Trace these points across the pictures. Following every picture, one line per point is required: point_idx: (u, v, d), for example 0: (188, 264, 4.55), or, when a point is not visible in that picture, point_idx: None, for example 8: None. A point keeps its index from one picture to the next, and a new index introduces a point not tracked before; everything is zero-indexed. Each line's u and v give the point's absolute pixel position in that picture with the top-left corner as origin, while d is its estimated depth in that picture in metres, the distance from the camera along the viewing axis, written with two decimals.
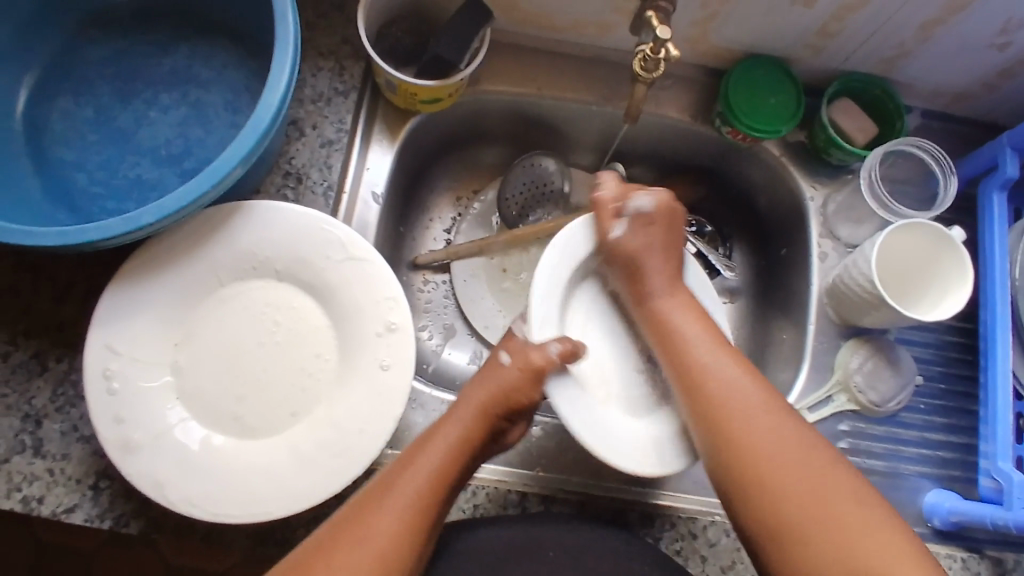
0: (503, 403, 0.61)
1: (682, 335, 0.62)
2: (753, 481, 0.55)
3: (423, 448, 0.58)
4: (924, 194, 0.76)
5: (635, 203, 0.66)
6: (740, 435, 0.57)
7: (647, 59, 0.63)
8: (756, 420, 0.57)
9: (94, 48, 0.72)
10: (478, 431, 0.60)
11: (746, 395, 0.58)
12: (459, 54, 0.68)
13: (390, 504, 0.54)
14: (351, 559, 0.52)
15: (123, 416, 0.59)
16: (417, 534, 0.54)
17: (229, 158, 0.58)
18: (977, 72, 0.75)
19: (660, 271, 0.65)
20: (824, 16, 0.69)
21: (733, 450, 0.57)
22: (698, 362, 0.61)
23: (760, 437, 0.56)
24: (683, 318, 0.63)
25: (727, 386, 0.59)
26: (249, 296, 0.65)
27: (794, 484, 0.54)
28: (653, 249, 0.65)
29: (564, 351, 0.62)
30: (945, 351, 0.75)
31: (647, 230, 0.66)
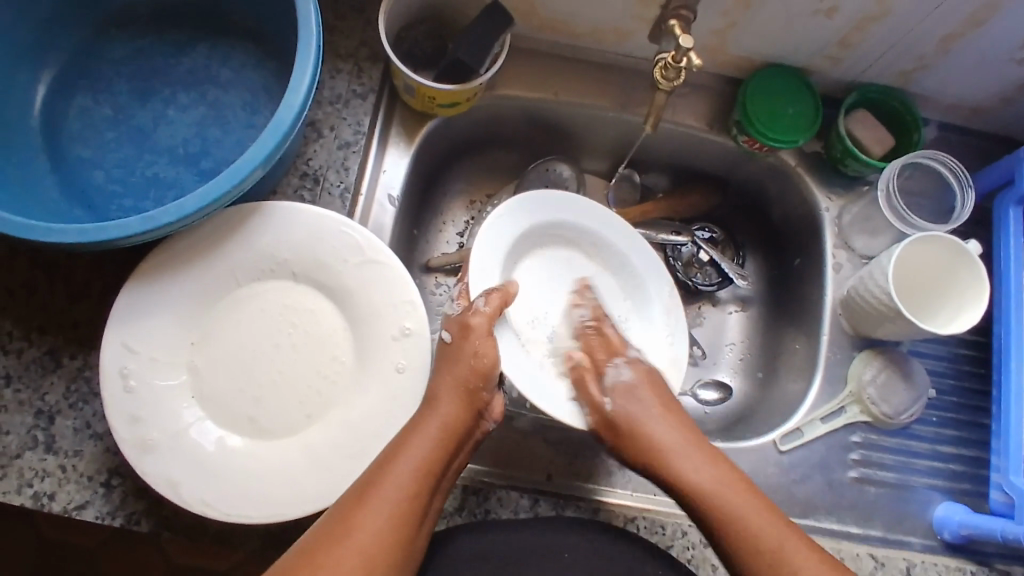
0: (472, 372, 0.62)
1: (646, 430, 0.63)
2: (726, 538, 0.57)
3: (406, 442, 0.57)
4: (940, 207, 0.76)
5: (614, 369, 0.66)
6: (739, 521, 0.57)
7: (668, 67, 0.63)
8: (743, 507, 0.57)
9: (112, 45, 0.72)
10: (460, 417, 0.60)
11: (710, 474, 0.60)
12: (480, 58, 0.68)
13: (377, 503, 0.54)
14: (338, 554, 0.51)
15: (139, 414, 0.59)
16: (406, 529, 0.54)
17: (249, 161, 0.58)
18: (996, 86, 0.75)
19: (667, 436, 0.63)
20: (844, 27, 0.69)
21: (737, 541, 0.56)
22: (690, 476, 0.60)
23: (765, 534, 0.56)
24: (656, 421, 0.63)
25: (680, 460, 0.61)
26: (266, 297, 0.64)
27: (758, 540, 0.55)
28: (649, 410, 0.64)
29: (496, 303, 0.63)
30: (957, 364, 0.75)
31: (627, 399, 0.65)
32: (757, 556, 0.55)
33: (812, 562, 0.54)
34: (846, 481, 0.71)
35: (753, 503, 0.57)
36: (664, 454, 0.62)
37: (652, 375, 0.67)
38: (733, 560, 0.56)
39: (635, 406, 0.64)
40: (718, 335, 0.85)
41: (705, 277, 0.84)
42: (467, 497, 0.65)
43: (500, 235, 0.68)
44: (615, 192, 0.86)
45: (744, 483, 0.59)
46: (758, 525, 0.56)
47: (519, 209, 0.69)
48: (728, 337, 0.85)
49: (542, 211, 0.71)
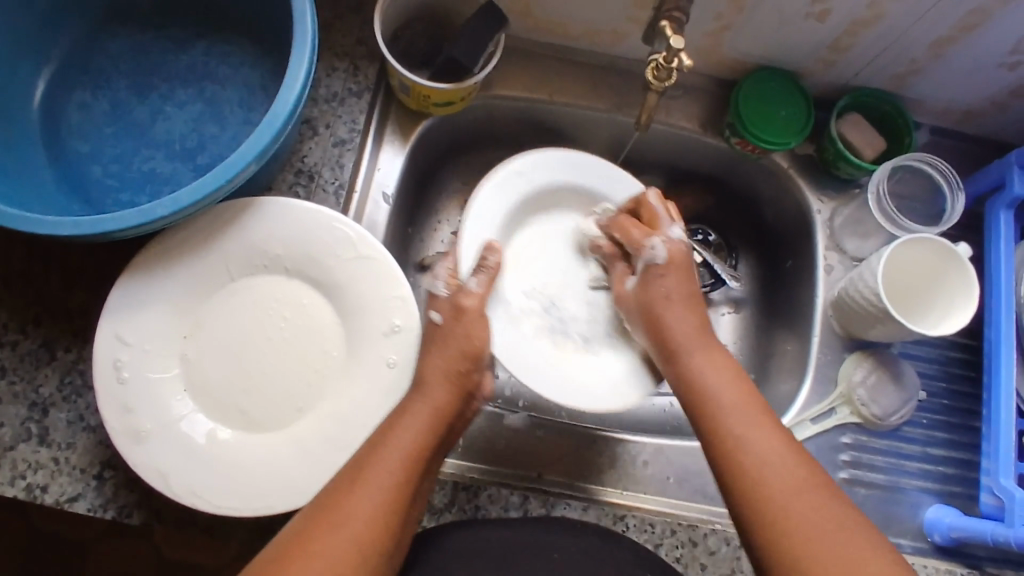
0: (463, 355, 0.62)
1: (661, 318, 0.64)
2: (718, 442, 0.55)
3: (394, 426, 0.57)
4: (932, 211, 0.76)
5: (649, 249, 0.66)
6: (733, 425, 0.55)
7: (660, 68, 0.64)
8: (753, 437, 0.54)
9: (111, 41, 0.73)
10: (450, 402, 0.60)
11: (719, 381, 0.59)
12: (473, 57, 0.69)
13: (367, 489, 0.52)
14: (332, 537, 0.49)
15: (132, 406, 0.59)
16: (398, 512, 0.52)
17: (243, 155, 0.58)
18: (987, 91, 0.75)
19: (686, 327, 0.63)
20: (836, 31, 0.70)
21: (724, 443, 0.55)
22: (711, 381, 0.59)
23: (745, 430, 0.55)
24: (670, 312, 0.64)
25: (692, 358, 0.61)
26: (259, 292, 0.65)
27: (757, 457, 0.53)
28: (677, 291, 0.65)
29: (485, 284, 0.66)
30: (948, 366, 0.75)
31: (653, 280, 0.66)
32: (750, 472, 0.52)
33: (807, 486, 0.51)
34: (836, 482, 0.71)
35: (754, 415, 0.56)
36: (682, 352, 0.62)
37: (680, 252, 0.67)
38: (719, 470, 0.55)
39: (658, 288, 0.65)
40: None
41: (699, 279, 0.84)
42: (457, 493, 0.66)
43: (497, 208, 0.70)
44: None
45: (752, 394, 0.58)
46: (754, 449, 0.53)
47: (526, 170, 0.72)
48: (722, 338, 0.85)
49: (547, 174, 0.73)
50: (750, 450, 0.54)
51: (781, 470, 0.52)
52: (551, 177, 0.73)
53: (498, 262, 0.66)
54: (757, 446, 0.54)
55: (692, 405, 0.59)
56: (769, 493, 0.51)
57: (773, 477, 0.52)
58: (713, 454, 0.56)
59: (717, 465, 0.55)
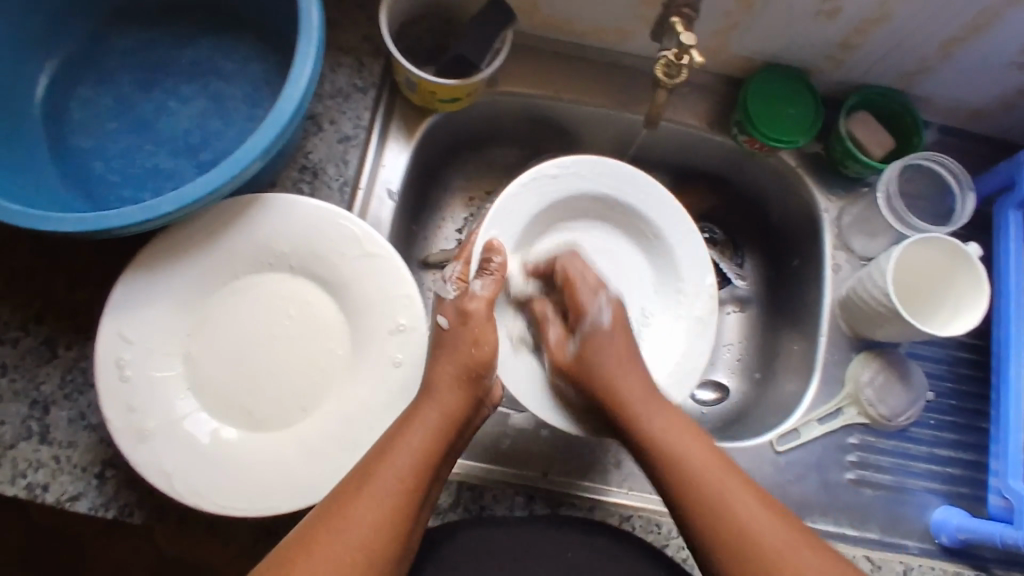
0: (472, 361, 0.61)
1: (602, 361, 0.62)
2: (683, 492, 0.55)
3: (404, 430, 0.56)
4: (941, 210, 0.75)
5: (594, 314, 0.65)
6: (705, 495, 0.54)
7: (669, 66, 0.64)
8: (711, 471, 0.55)
9: (114, 35, 0.72)
10: (461, 406, 0.59)
11: (664, 420, 0.59)
12: (480, 54, 0.68)
13: (370, 495, 0.52)
14: (334, 544, 0.50)
15: (136, 404, 0.59)
16: (404, 518, 0.52)
17: (249, 151, 0.58)
18: (997, 90, 0.74)
19: (632, 387, 0.61)
20: (846, 29, 0.69)
21: (704, 523, 0.53)
22: (668, 444, 0.57)
23: (717, 479, 0.55)
24: (610, 356, 0.63)
25: (637, 406, 0.60)
26: (263, 290, 0.64)
27: (723, 501, 0.53)
28: (615, 342, 0.64)
29: (491, 287, 0.64)
30: (956, 367, 0.75)
31: (597, 344, 0.64)
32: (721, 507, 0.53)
33: (794, 534, 0.52)
34: (843, 483, 0.71)
35: (710, 458, 0.56)
36: (633, 409, 0.60)
37: (618, 314, 0.66)
38: (679, 504, 0.56)
39: (608, 359, 0.63)
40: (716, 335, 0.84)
41: None
42: (462, 493, 0.65)
43: (519, 210, 0.69)
44: None
45: (704, 438, 0.58)
46: (718, 484, 0.54)
47: (561, 173, 0.70)
48: (726, 338, 0.84)
49: (581, 182, 0.71)
50: (735, 509, 0.53)
51: (763, 526, 0.52)
52: (583, 187, 0.71)
53: (501, 265, 0.65)
54: (735, 505, 0.53)
55: (665, 472, 0.57)
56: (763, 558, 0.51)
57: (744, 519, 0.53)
58: (693, 532, 0.54)
59: (706, 554, 0.53)
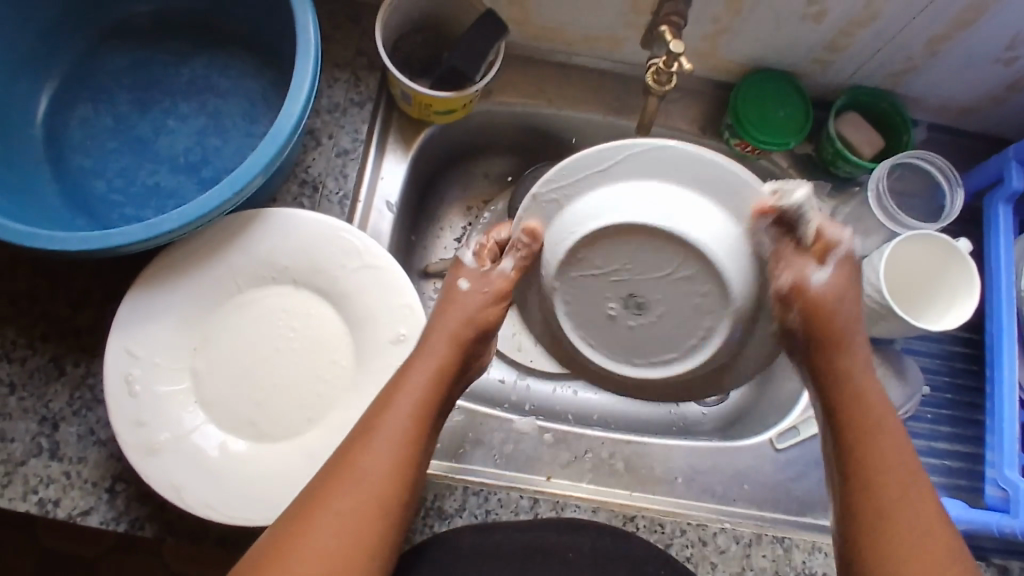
0: (472, 321, 0.62)
1: (848, 331, 0.59)
2: (861, 454, 0.55)
3: (401, 384, 0.57)
4: (930, 207, 0.77)
5: (834, 247, 0.60)
6: (881, 440, 0.55)
7: (659, 72, 0.65)
8: (890, 433, 0.55)
9: (114, 57, 0.74)
10: (454, 356, 0.60)
11: (879, 389, 0.58)
12: (474, 66, 0.69)
13: (377, 447, 0.53)
14: (342, 502, 0.51)
15: (145, 419, 0.60)
16: (408, 469, 0.53)
17: (250, 167, 0.59)
18: (982, 88, 0.76)
19: (863, 352, 0.59)
20: (832, 32, 0.70)
21: (861, 462, 0.54)
22: (866, 386, 0.58)
23: (897, 442, 0.55)
24: (857, 343, 0.59)
25: (853, 360, 0.59)
26: (266, 302, 0.65)
27: (898, 464, 0.54)
28: (848, 292, 0.60)
29: (519, 262, 0.62)
30: (951, 361, 0.76)
31: (843, 286, 0.60)
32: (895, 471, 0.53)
33: (933, 494, 0.53)
34: None
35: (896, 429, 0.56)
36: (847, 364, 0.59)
37: (849, 265, 0.60)
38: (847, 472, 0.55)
39: (845, 298, 0.60)
40: None
41: None
42: (468, 498, 0.66)
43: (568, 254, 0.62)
44: None
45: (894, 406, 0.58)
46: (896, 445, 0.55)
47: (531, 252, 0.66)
48: None
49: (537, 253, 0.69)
50: (893, 456, 0.54)
51: (922, 499, 0.53)
52: None
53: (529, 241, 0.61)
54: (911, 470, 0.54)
55: (846, 412, 0.57)
56: (901, 515, 0.52)
57: (911, 491, 0.53)
58: (852, 453, 0.55)
59: (852, 496, 0.54)
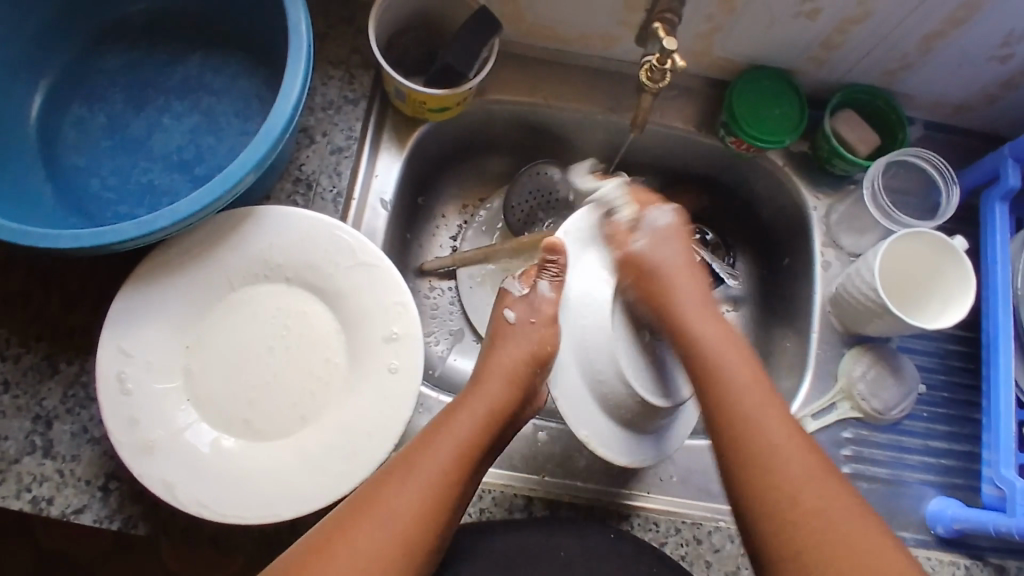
0: (530, 357, 0.64)
1: (676, 307, 0.63)
2: (737, 443, 0.55)
3: (450, 422, 0.59)
4: (926, 205, 0.77)
5: (653, 219, 0.66)
6: (747, 426, 0.55)
7: (653, 70, 0.65)
8: (753, 414, 0.56)
9: (107, 56, 0.73)
10: (507, 399, 0.62)
11: (735, 373, 0.58)
12: (468, 63, 0.69)
13: (414, 480, 0.54)
14: (371, 531, 0.52)
15: (138, 416, 0.60)
16: (445, 507, 0.54)
17: (242, 165, 0.59)
18: (978, 85, 0.76)
19: (708, 333, 0.61)
20: (827, 29, 0.70)
21: (736, 451, 0.55)
22: (721, 369, 0.58)
23: (761, 423, 0.55)
24: (698, 316, 0.62)
25: (705, 347, 0.60)
26: (260, 300, 0.65)
27: (768, 450, 0.54)
28: (674, 262, 0.65)
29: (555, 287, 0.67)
30: (948, 359, 0.76)
31: (653, 251, 0.65)
32: (764, 455, 0.54)
33: (835, 498, 0.52)
34: None
35: (767, 405, 0.56)
36: (702, 354, 0.60)
37: (673, 231, 0.67)
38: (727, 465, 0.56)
39: (665, 262, 0.65)
40: None
41: None
42: None
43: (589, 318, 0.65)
44: None
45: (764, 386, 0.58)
46: (764, 429, 0.55)
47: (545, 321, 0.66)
48: None
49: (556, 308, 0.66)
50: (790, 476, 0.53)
51: (798, 474, 0.53)
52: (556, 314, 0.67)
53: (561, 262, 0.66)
54: (783, 451, 0.54)
55: (711, 406, 0.58)
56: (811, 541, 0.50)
57: (783, 473, 0.53)
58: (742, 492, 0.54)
59: (737, 491, 0.55)
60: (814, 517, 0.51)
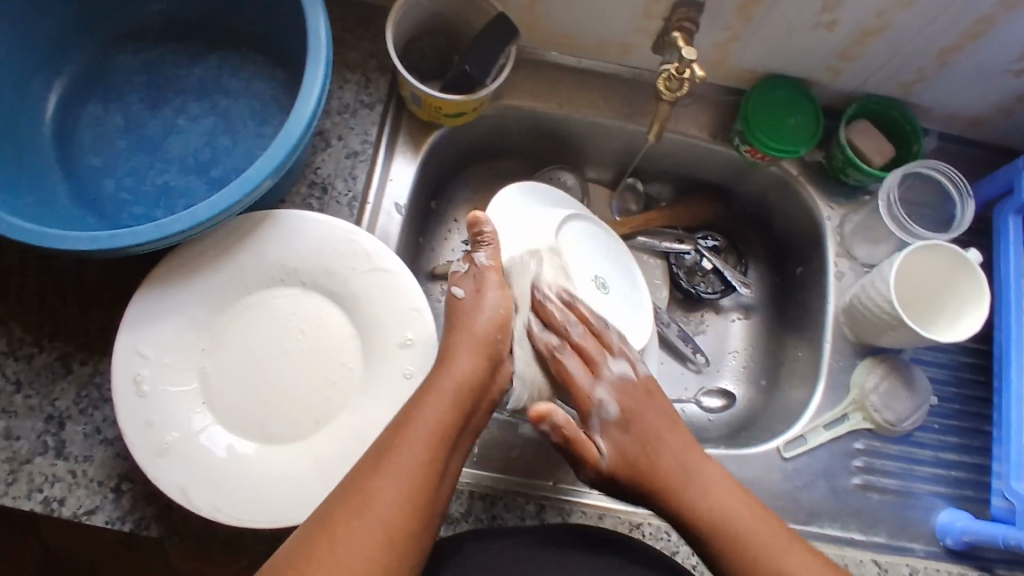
0: (492, 325, 0.63)
1: (629, 445, 0.62)
2: (738, 563, 0.57)
3: (420, 404, 0.58)
4: (941, 217, 0.76)
5: (602, 404, 0.65)
6: (740, 553, 0.57)
7: (671, 79, 0.65)
8: (741, 527, 0.57)
9: (125, 56, 0.73)
10: (475, 371, 0.60)
11: (695, 492, 0.59)
12: (484, 70, 0.69)
13: (391, 472, 0.53)
14: (352, 531, 0.51)
15: (153, 418, 0.60)
16: (426, 494, 0.54)
17: (261, 169, 0.59)
18: (994, 98, 0.76)
19: (651, 453, 0.62)
20: (844, 40, 0.70)
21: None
22: (685, 500, 0.59)
23: (752, 535, 0.57)
24: (647, 427, 0.63)
25: (662, 475, 0.60)
26: (274, 304, 0.65)
27: (773, 563, 0.56)
28: (630, 403, 0.64)
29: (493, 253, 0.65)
30: (960, 371, 0.76)
31: (620, 437, 0.63)
32: (772, 571, 0.56)
33: (778, 541, 0.57)
34: (849, 488, 0.72)
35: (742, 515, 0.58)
36: (661, 480, 0.60)
37: (628, 384, 0.65)
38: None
39: (631, 442, 0.63)
40: (722, 343, 0.85)
41: (709, 286, 0.85)
42: (474, 502, 0.66)
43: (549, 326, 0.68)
44: (620, 201, 0.88)
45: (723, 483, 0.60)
46: (754, 545, 0.57)
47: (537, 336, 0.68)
48: (732, 345, 0.86)
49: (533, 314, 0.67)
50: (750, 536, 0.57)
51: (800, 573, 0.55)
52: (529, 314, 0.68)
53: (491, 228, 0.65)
54: (782, 560, 0.56)
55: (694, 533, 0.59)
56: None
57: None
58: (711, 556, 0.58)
59: None
60: None
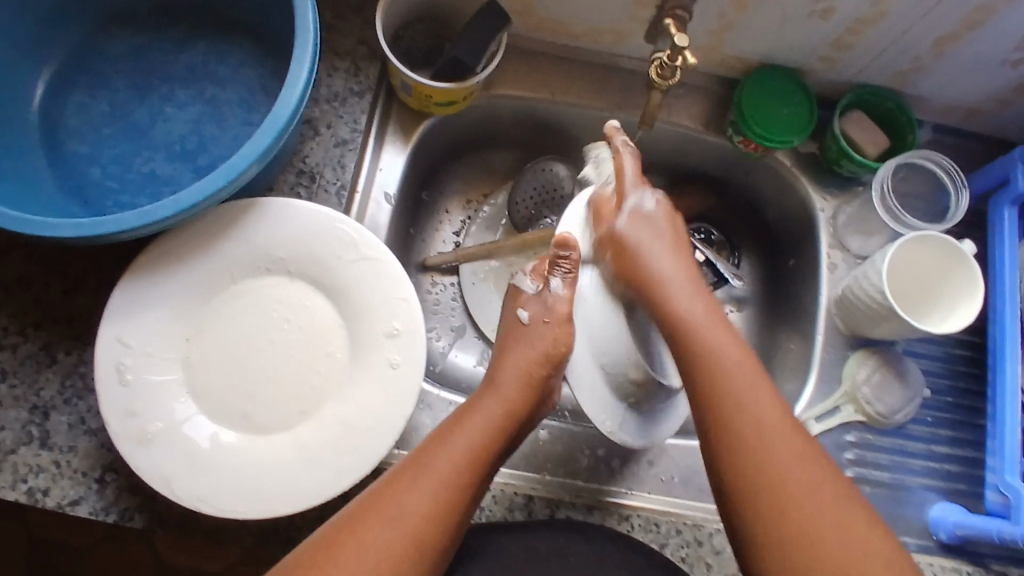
0: (546, 357, 0.64)
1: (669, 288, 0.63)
2: (732, 444, 0.54)
3: (466, 420, 0.59)
4: (935, 209, 0.76)
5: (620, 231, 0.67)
6: (740, 430, 0.55)
7: (663, 67, 0.64)
8: (749, 417, 0.55)
9: (111, 43, 0.73)
10: (524, 400, 0.62)
11: (728, 354, 0.58)
12: (476, 57, 0.68)
13: (427, 481, 0.54)
14: (378, 533, 0.51)
15: (137, 408, 0.59)
16: (455, 507, 0.54)
17: (247, 155, 0.58)
18: (989, 89, 0.75)
19: (697, 312, 0.61)
20: (840, 28, 0.69)
21: (728, 456, 0.54)
22: (714, 360, 0.58)
23: (756, 426, 0.54)
24: (686, 296, 0.63)
25: (699, 338, 0.60)
26: (260, 293, 0.65)
27: (765, 453, 0.53)
28: (657, 235, 0.67)
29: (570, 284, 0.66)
30: (953, 364, 0.75)
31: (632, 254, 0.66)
32: (761, 462, 0.53)
33: (796, 456, 0.53)
34: None
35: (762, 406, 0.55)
36: (693, 334, 0.60)
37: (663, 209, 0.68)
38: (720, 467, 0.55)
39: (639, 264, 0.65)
40: None
41: (701, 278, 0.83)
42: None
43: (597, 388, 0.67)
44: None
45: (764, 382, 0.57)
46: (760, 429, 0.54)
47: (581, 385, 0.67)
48: None
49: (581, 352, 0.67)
50: (773, 458, 0.53)
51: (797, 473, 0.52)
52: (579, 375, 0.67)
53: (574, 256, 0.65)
54: (780, 459, 0.53)
55: (703, 406, 0.57)
56: (794, 512, 0.50)
57: (783, 480, 0.52)
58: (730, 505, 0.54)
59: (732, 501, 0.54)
60: (811, 522, 0.50)
